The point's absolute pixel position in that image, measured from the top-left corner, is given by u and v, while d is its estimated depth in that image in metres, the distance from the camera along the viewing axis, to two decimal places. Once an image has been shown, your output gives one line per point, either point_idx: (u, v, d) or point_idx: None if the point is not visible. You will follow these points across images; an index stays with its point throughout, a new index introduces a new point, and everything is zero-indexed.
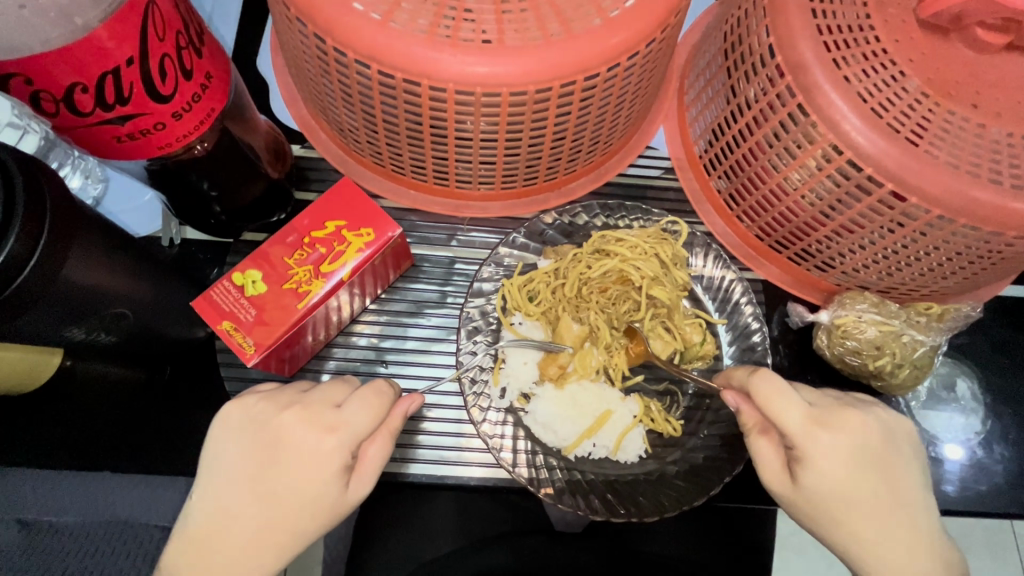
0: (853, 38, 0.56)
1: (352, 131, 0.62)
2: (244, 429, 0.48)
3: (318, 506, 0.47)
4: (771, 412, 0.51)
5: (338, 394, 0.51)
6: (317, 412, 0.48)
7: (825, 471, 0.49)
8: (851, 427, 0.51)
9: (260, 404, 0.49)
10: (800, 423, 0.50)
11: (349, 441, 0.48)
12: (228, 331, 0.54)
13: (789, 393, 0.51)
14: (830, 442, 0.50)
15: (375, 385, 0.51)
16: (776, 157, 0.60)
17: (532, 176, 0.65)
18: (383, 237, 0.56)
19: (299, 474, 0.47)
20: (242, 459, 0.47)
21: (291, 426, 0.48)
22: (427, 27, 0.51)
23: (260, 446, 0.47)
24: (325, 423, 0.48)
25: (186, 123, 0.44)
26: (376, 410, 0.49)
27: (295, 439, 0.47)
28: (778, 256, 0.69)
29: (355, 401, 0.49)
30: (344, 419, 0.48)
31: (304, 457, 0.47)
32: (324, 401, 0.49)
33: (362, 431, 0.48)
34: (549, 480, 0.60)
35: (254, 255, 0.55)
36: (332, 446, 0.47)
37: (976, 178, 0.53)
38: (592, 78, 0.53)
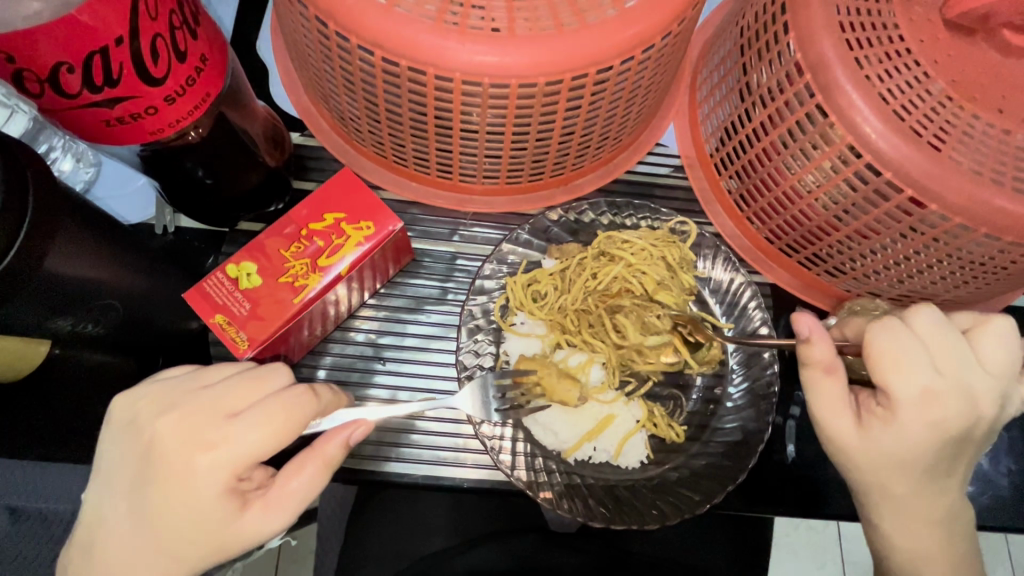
0: (875, 37, 0.54)
1: (354, 120, 0.60)
2: (122, 431, 0.46)
3: (197, 531, 0.43)
4: (884, 374, 0.48)
5: (234, 402, 0.45)
6: (201, 422, 0.44)
7: (899, 443, 0.48)
8: (962, 402, 0.48)
9: (149, 401, 0.46)
10: (911, 392, 0.47)
11: (228, 461, 0.43)
12: (222, 325, 0.51)
13: (912, 353, 0.48)
14: (935, 414, 0.47)
15: (274, 400, 0.45)
16: (790, 158, 0.59)
17: (538, 171, 0.63)
18: (383, 231, 0.54)
19: (175, 490, 0.43)
20: (125, 464, 0.45)
21: (167, 437, 0.44)
22: (435, 13, 0.48)
23: (134, 456, 0.44)
24: (209, 439, 0.43)
25: (180, 107, 0.42)
26: (271, 431, 0.44)
27: (166, 456, 0.43)
28: (788, 260, 0.67)
29: (249, 417, 0.44)
30: (231, 435, 0.43)
31: (181, 473, 0.43)
32: (217, 407, 0.44)
33: (246, 453, 0.43)
34: (548, 484, 0.58)
35: (250, 247, 0.53)
36: (201, 464, 0.43)
37: (999, 186, 0.51)
38: (605, 71, 0.51)
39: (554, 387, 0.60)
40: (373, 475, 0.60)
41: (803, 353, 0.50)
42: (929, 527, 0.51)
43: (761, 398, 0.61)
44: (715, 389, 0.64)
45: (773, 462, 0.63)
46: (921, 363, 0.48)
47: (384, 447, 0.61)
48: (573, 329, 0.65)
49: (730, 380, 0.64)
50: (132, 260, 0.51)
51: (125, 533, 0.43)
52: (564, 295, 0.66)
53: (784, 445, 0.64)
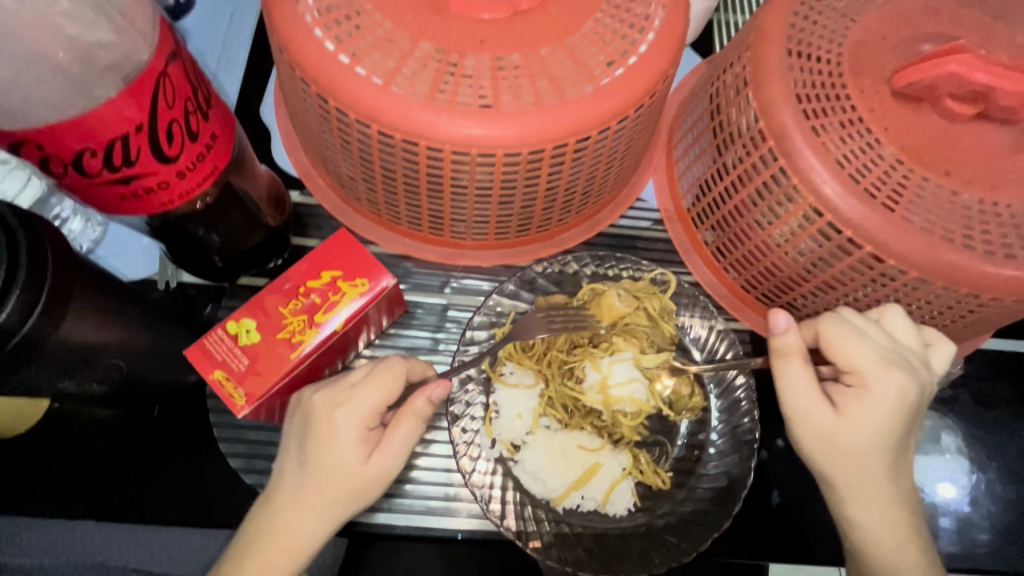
0: (830, 106, 0.59)
1: (351, 182, 0.65)
2: (297, 419, 0.53)
3: (340, 478, 0.51)
4: (847, 356, 0.55)
5: (378, 393, 0.52)
6: (333, 389, 0.53)
7: (861, 420, 0.54)
8: (897, 376, 0.54)
9: (305, 389, 0.55)
10: (867, 364, 0.55)
11: (354, 414, 0.51)
12: (220, 381, 0.53)
13: (860, 337, 0.55)
14: (899, 384, 0.54)
15: (417, 390, 0.53)
16: (760, 215, 0.63)
17: (525, 227, 0.67)
18: (378, 286, 0.57)
19: (326, 446, 0.51)
20: (290, 440, 0.54)
21: (336, 422, 0.51)
22: (426, 90, 0.53)
23: (296, 429, 0.53)
24: (339, 400, 0.52)
25: (190, 181, 0.46)
26: (412, 415, 0.53)
27: (333, 438, 0.51)
28: (764, 308, 0.71)
29: (395, 406, 0.52)
30: (357, 395, 0.52)
31: (344, 450, 0.51)
32: (344, 378, 0.53)
33: (369, 406, 0.52)
34: (537, 533, 0.58)
35: (250, 304, 0.56)
36: (339, 420, 0.51)
37: (951, 243, 0.55)
38: (584, 140, 0.56)
39: (599, 304, 0.66)
40: (364, 527, 0.61)
41: (774, 340, 0.56)
42: (890, 514, 0.56)
43: (744, 442, 0.63)
44: (699, 435, 0.66)
45: (758, 506, 0.65)
46: (870, 344, 0.55)
47: (374, 497, 0.62)
48: (563, 379, 0.65)
49: (712, 426, 0.66)
50: (136, 315, 0.54)
51: (294, 505, 0.51)
52: (550, 344, 0.67)
53: (769, 489, 0.66)
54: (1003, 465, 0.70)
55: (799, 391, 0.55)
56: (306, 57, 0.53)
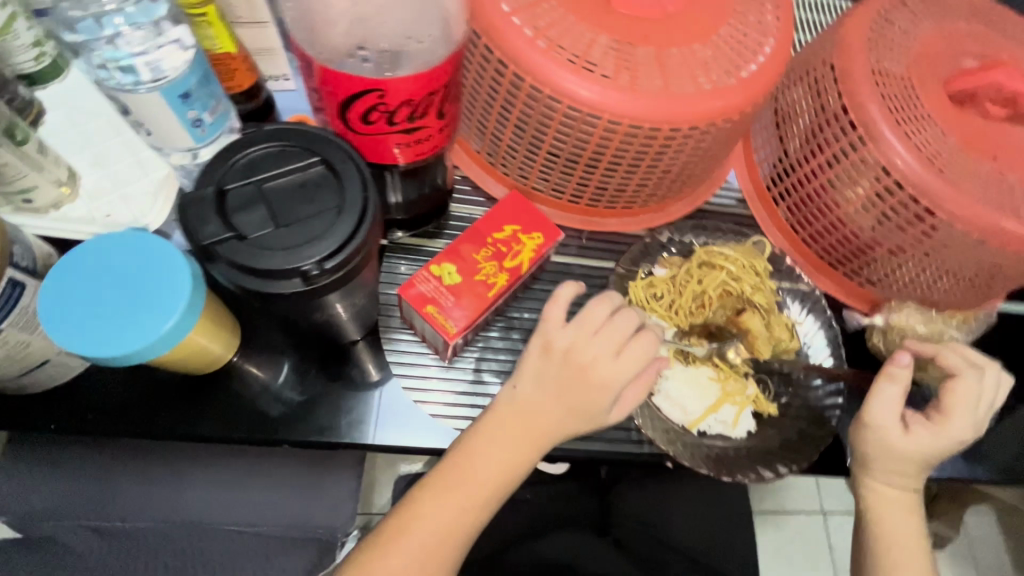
0: (906, 102, 0.74)
1: (511, 152, 0.75)
2: (543, 355, 0.59)
3: (591, 401, 0.58)
4: (952, 399, 0.67)
5: (617, 336, 0.59)
6: (590, 327, 0.58)
7: (939, 441, 0.66)
8: (978, 410, 0.68)
9: (551, 318, 0.60)
10: (960, 394, 0.67)
11: (613, 350, 0.58)
12: (432, 314, 0.62)
13: (968, 383, 0.67)
14: (965, 427, 0.67)
15: (649, 337, 0.59)
16: (844, 192, 0.78)
17: (651, 196, 0.79)
18: (552, 239, 0.67)
19: (588, 371, 0.58)
20: (542, 361, 0.59)
21: (587, 359, 0.58)
22: (610, 74, 0.64)
23: (552, 353, 0.58)
24: (596, 335, 0.58)
25: (446, 133, 0.55)
26: (645, 360, 0.59)
27: (585, 374, 0.58)
28: (834, 272, 0.87)
29: (632, 351, 0.58)
30: (612, 333, 0.58)
31: (595, 385, 0.58)
32: (594, 316, 0.59)
33: (622, 346, 0.58)
34: (682, 448, 0.69)
35: (448, 251, 0.64)
36: (602, 352, 0.58)
37: (1002, 212, 0.71)
38: (726, 121, 0.69)
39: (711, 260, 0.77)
40: None
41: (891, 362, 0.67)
42: (910, 499, 0.69)
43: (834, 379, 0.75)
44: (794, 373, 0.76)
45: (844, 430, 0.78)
46: (969, 390, 0.67)
47: None
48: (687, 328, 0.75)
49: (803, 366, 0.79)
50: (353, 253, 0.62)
51: (543, 423, 0.58)
52: (676, 295, 0.76)
53: None
54: None
55: (885, 403, 0.67)
56: (509, 41, 0.63)
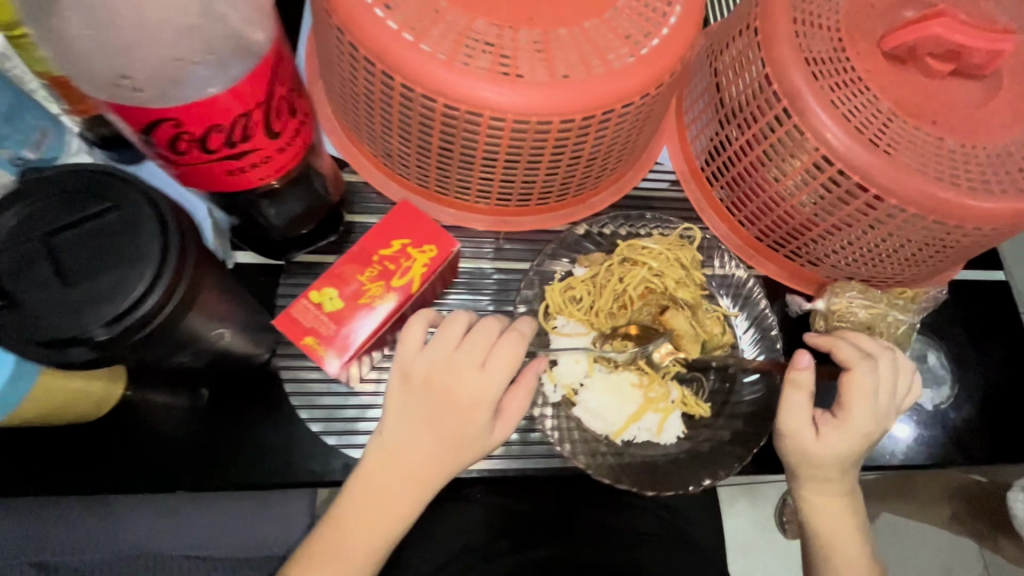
0: (833, 67, 0.67)
1: (403, 155, 0.68)
2: (407, 385, 0.58)
3: (462, 428, 0.57)
4: (853, 397, 0.64)
5: (479, 350, 0.57)
6: (444, 355, 0.57)
7: (851, 439, 0.64)
8: (882, 398, 0.65)
9: (408, 351, 0.58)
10: (862, 387, 0.64)
11: (471, 372, 0.57)
12: (312, 345, 0.57)
13: (867, 373, 0.64)
14: (873, 418, 0.64)
15: (509, 340, 0.58)
16: (775, 169, 0.71)
17: (565, 191, 0.73)
18: (445, 251, 0.62)
19: (450, 401, 0.57)
20: (407, 398, 0.58)
21: (449, 380, 0.56)
22: (487, 65, 0.57)
23: (414, 390, 0.57)
24: (452, 361, 0.57)
25: (288, 154, 0.49)
26: (511, 368, 0.57)
27: (451, 396, 0.57)
28: (775, 254, 0.80)
29: (495, 361, 0.57)
30: (467, 356, 0.57)
31: (463, 405, 0.57)
32: (445, 343, 0.57)
33: (477, 366, 0.57)
34: (602, 462, 0.65)
35: (329, 274, 0.59)
36: (460, 379, 0.57)
37: (942, 183, 0.64)
38: (627, 106, 0.62)
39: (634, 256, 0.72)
40: None
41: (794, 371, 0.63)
42: (841, 501, 0.66)
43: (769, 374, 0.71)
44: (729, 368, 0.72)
45: None
46: (869, 382, 0.64)
47: None
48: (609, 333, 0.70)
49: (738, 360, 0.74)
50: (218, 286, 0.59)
51: (420, 461, 0.57)
52: (597, 296, 0.71)
53: None
54: (978, 376, 0.82)
55: (797, 413, 0.64)
56: (371, 36, 0.56)
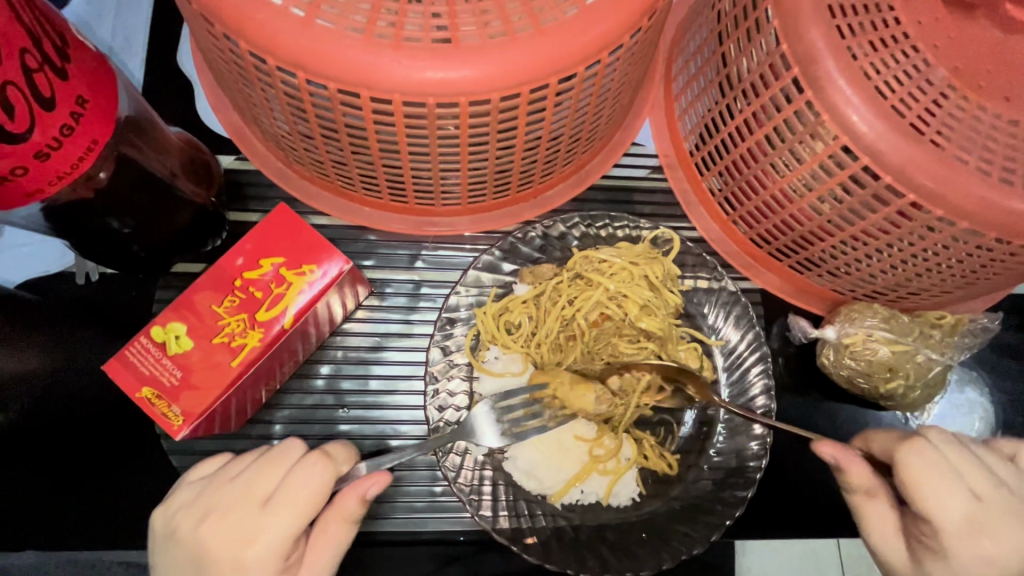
0: (867, 20, 0.48)
1: (289, 142, 0.53)
2: (163, 544, 0.44)
3: None
4: (918, 499, 0.44)
5: (261, 486, 0.43)
6: (214, 498, 0.43)
7: (967, 563, 0.43)
8: (973, 480, 0.45)
9: (182, 504, 0.44)
10: (930, 475, 0.44)
11: (244, 519, 0.42)
12: (150, 399, 0.45)
13: (945, 469, 0.44)
14: (989, 545, 0.43)
15: (298, 471, 0.43)
16: (780, 159, 0.53)
17: (503, 186, 0.57)
18: (330, 274, 0.48)
19: (222, 563, 0.42)
20: (177, 568, 0.43)
21: (209, 532, 0.42)
22: (364, 24, 0.41)
23: (183, 557, 0.43)
24: (221, 506, 0.43)
25: (59, 162, 0.35)
26: (307, 510, 0.42)
27: (213, 554, 0.42)
28: (778, 265, 0.62)
29: (281, 501, 0.42)
30: (241, 495, 0.43)
31: (235, 570, 0.42)
32: (222, 481, 0.44)
33: (255, 503, 0.43)
34: (533, 530, 0.53)
35: (176, 304, 0.46)
36: (230, 530, 0.42)
37: (1009, 187, 0.46)
38: (568, 79, 0.45)
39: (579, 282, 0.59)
40: None
41: (840, 477, 0.48)
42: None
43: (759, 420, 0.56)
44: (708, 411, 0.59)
45: (780, 486, 0.59)
46: (959, 485, 0.44)
47: None
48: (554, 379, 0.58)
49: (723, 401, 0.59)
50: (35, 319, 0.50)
51: None
52: (539, 324, 0.59)
53: (797, 462, 0.59)
54: None
55: (880, 530, 0.48)
56: None
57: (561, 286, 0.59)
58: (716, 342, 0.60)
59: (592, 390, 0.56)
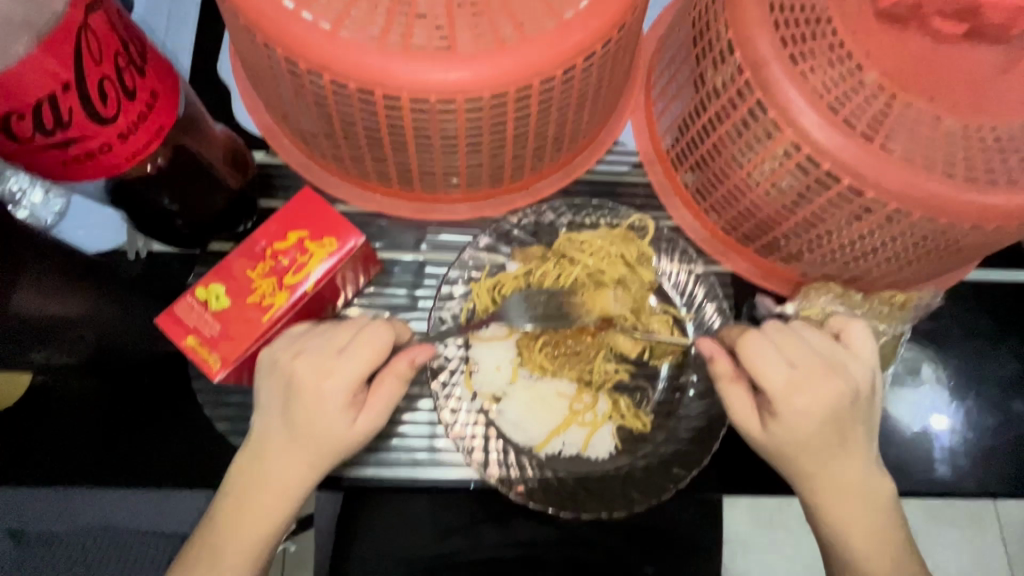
0: (810, 32, 0.56)
1: (314, 137, 0.62)
2: (262, 374, 0.54)
3: (328, 426, 0.52)
4: (758, 373, 0.56)
5: (340, 339, 0.54)
6: (304, 340, 0.54)
7: (796, 425, 0.56)
8: (804, 366, 0.56)
9: (280, 347, 0.54)
10: (764, 360, 0.56)
11: (321, 360, 0.52)
12: (195, 346, 0.53)
13: (767, 349, 0.57)
14: (810, 403, 0.55)
15: (374, 329, 0.54)
16: (739, 151, 0.61)
17: (498, 177, 0.65)
18: (347, 247, 0.56)
19: (305, 393, 0.52)
20: (269, 399, 0.54)
21: (296, 365, 0.52)
22: (378, 34, 0.50)
23: (279, 389, 0.53)
24: (309, 347, 0.53)
25: (134, 142, 0.44)
26: (376, 355, 0.53)
27: (303, 383, 0.52)
28: (746, 250, 0.69)
29: (355, 348, 0.53)
30: (325, 341, 0.54)
31: (313, 395, 0.52)
32: (310, 333, 0.54)
33: (332, 349, 0.53)
34: (521, 479, 0.60)
35: (217, 270, 0.55)
36: (314, 366, 0.52)
37: (932, 171, 0.53)
38: (549, 81, 0.53)
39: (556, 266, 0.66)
40: (355, 480, 0.62)
41: (712, 367, 0.59)
42: (847, 501, 0.58)
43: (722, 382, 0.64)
44: (680, 378, 0.66)
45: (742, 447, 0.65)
46: (781, 364, 0.56)
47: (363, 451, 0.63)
48: (537, 345, 0.65)
49: (692, 368, 0.66)
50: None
51: (282, 473, 0.53)
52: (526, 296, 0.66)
53: None
54: (982, 393, 0.71)
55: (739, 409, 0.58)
56: (248, 4, 0.50)
57: (547, 262, 0.67)
58: (686, 317, 0.68)
59: (608, 294, 0.64)
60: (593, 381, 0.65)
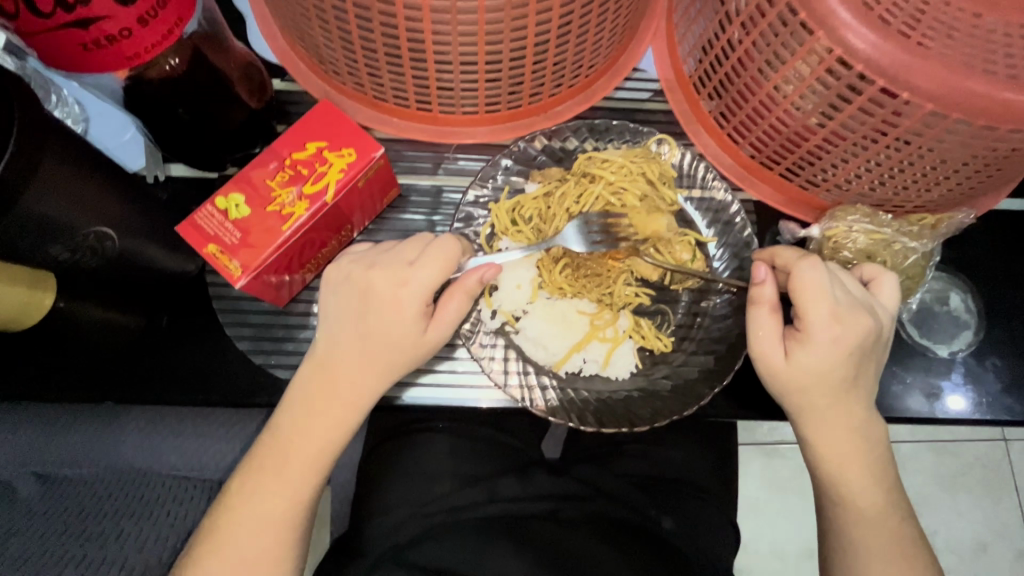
0: None
1: (330, 54, 0.61)
2: (337, 286, 0.56)
3: (398, 335, 0.54)
4: (803, 299, 0.53)
5: (409, 253, 0.56)
6: (381, 254, 0.56)
7: (822, 355, 0.53)
8: (847, 297, 0.54)
9: (352, 264, 0.56)
10: (814, 287, 0.53)
11: (393, 273, 0.54)
12: (215, 254, 0.53)
13: (822, 281, 0.53)
14: (842, 337, 0.53)
15: (443, 244, 0.55)
16: (766, 63, 0.58)
17: (516, 97, 0.64)
18: (366, 157, 0.55)
19: (378, 303, 0.54)
20: (341, 310, 0.56)
21: (372, 276, 0.55)
22: None
23: (353, 299, 0.55)
24: (387, 261, 0.55)
25: (154, 30, 0.44)
26: (444, 268, 0.54)
27: (377, 292, 0.54)
28: (770, 175, 0.68)
29: (425, 261, 0.54)
30: (398, 256, 0.55)
31: (385, 305, 0.54)
32: (385, 249, 0.57)
33: (404, 262, 0.55)
34: (543, 398, 0.60)
35: (237, 180, 0.55)
36: (391, 279, 0.54)
37: (970, 69, 0.51)
38: None
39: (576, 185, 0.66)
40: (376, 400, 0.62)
41: (759, 291, 0.56)
42: (845, 441, 0.56)
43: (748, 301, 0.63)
44: (701, 302, 0.65)
45: None
46: (829, 294, 0.53)
47: None
48: (557, 267, 0.65)
49: (715, 292, 0.65)
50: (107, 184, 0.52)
51: (352, 382, 0.55)
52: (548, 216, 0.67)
53: None
54: (1012, 321, 0.70)
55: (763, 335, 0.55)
56: None
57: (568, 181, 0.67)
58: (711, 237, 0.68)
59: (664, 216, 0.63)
60: (612, 300, 0.65)
